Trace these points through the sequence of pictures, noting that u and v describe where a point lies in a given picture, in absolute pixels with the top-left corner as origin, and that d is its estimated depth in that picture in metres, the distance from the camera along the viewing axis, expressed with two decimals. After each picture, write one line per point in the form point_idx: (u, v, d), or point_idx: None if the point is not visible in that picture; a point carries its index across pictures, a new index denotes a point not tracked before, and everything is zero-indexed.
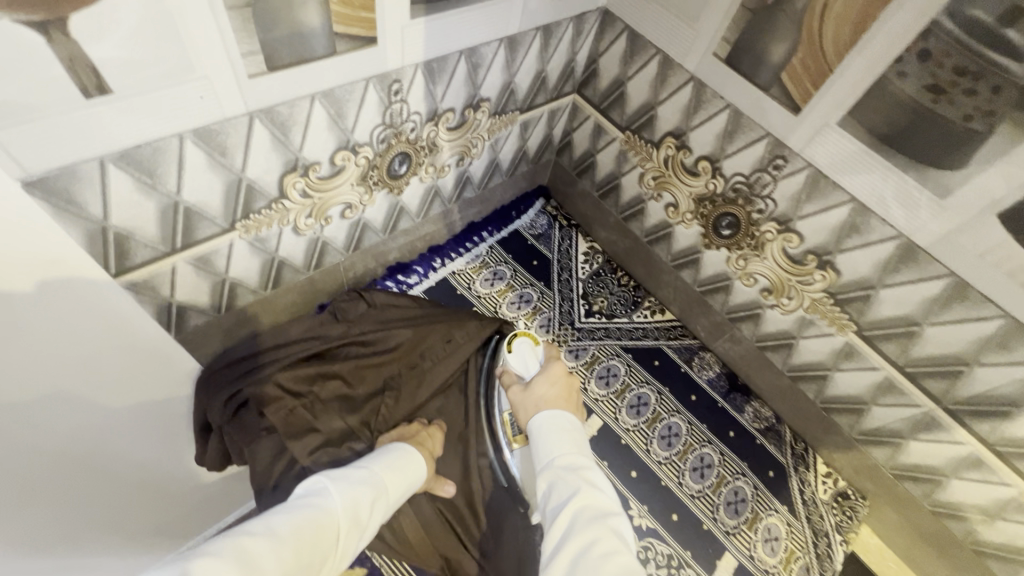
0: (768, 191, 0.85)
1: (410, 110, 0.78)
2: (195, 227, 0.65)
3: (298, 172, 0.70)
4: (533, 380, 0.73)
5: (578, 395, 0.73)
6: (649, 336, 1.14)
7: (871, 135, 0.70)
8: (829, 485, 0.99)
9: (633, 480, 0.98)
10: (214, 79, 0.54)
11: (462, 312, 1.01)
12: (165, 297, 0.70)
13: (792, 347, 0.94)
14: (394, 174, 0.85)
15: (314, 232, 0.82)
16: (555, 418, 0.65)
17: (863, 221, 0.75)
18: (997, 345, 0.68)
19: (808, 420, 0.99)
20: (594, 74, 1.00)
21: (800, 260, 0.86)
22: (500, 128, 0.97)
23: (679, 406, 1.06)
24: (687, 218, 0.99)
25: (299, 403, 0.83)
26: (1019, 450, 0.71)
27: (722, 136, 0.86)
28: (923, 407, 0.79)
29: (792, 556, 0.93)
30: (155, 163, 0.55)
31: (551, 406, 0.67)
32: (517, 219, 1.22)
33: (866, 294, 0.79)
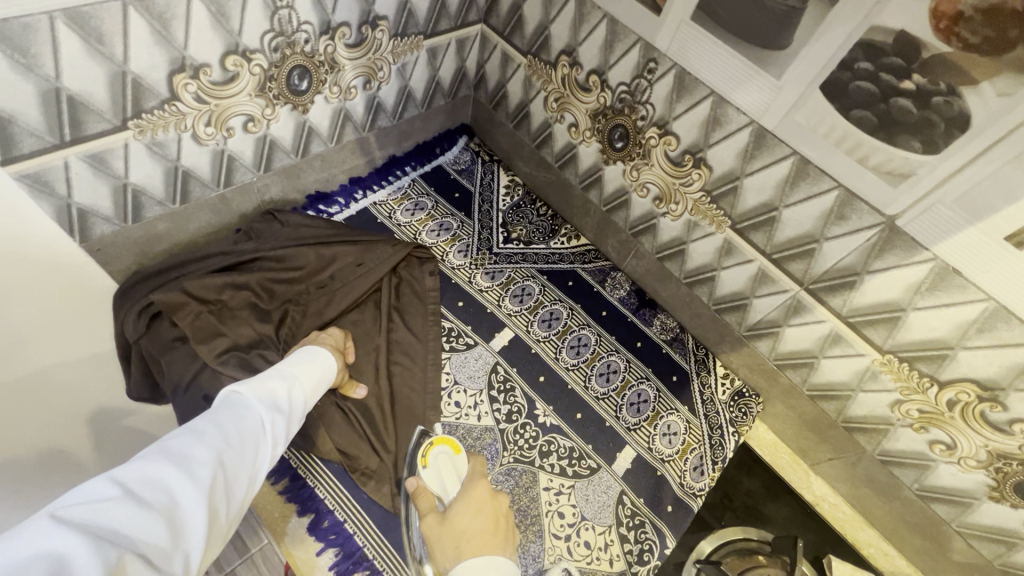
0: (646, 97, 0.88)
1: (300, 19, 0.81)
2: (84, 121, 0.70)
3: (188, 73, 0.75)
4: (453, 509, 0.65)
5: (507, 516, 0.64)
6: (565, 259, 1.19)
7: (720, 26, 0.72)
8: (728, 386, 1.07)
9: (542, 385, 1.03)
10: None
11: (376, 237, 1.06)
12: (63, 196, 0.76)
13: (684, 254, 1.00)
14: (294, 89, 0.89)
15: (217, 143, 0.87)
16: (477, 563, 0.56)
17: (722, 112, 0.79)
18: (837, 216, 0.74)
19: (706, 326, 1.07)
20: (494, 1, 1.03)
21: (679, 162, 0.90)
22: (405, 52, 1.00)
23: (590, 320, 1.12)
24: (587, 136, 1.03)
25: (206, 308, 0.89)
26: (866, 318, 0.79)
27: (604, 47, 0.89)
28: (791, 291, 0.87)
29: (688, 447, 0.99)
30: (27, 42, 0.60)
31: (474, 544, 0.59)
32: (440, 155, 1.28)
33: (733, 187, 0.84)
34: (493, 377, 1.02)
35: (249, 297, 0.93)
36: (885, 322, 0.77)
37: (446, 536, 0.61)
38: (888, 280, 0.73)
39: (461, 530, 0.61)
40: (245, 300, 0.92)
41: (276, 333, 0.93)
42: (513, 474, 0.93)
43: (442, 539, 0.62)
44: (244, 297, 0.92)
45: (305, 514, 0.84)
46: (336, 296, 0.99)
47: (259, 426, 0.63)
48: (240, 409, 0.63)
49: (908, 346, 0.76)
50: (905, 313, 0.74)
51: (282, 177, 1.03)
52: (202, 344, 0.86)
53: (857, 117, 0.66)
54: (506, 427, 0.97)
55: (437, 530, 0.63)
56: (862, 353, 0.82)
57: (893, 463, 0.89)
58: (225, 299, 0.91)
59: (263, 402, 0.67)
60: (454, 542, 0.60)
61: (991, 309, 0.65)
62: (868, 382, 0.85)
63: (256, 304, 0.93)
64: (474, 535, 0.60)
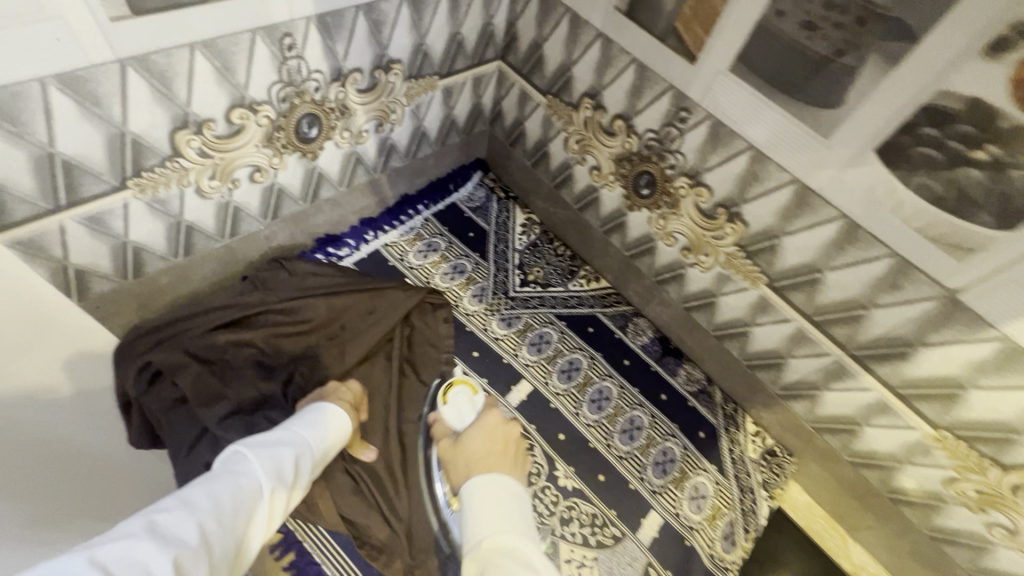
0: (676, 145, 0.82)
1: (309, 67, 0.76)
2: (80, 183, 0.66)
3: (190, 129, 0.70)
4: (465, 434, 0.68)
5: (517, 441, 0.67)
6: (584, 303, 1.14)
7: (762, 80, 0.67)
8: (759, 444, 1.01)
9: (562, 444, 0.97)
10: (74, 23, 0.53)
11: (386, 281, 1.01)
12: (59, 259, 0.71)
13: (713, 306, 0.94)
14: (303, 137, 0.84)
15: (223, 196, 0.82)
16: (486, 483, 0.57)
17: (761, 168, 0.73)
18: (890, 284, 0.68)
19: (735, 379, 1.01)
20: (513, 38, 0.98)
21: (711, 214, 0.84)
22: (419, 93, 0.96)
23: (611, 370, 1.06)
24: (610, 179, 0.98)
25: (208, 368, 0.84)
26: (918, 391, 0.73)
27: (631, 92, 0.84)
28: (833, 355, 0.80)
29: (718, 513, 0.93)
30: (17, 109, 0.55)
31: (484, 464, 0.61)
32: (454, 193, 1.23)
33: (772, 244, 0.78)
34: None
35: (254, 353, 0.88)
36: (941, 397, 0.70)
37: (459, 456, 0.65)
38: (946, 354, 0.67)
39: (474, 442, 0.65)
40: (251, 358, 0.87)
41: (281, 391, 0.86)
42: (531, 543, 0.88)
43: (456, 463, 0.64)
44: (249, 353, 0.87)
45: None
46: (346, 347, 0.93)
47: (253, 503, 0.55)
48: (237, 479, 0.56)
49: (966, 424, 0.70)
50: (965, 390, 0.68)
51: (290, 223, 0.99)
52: (202, 406, 0.80)
53: (918, 184, 0.59)
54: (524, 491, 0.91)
55: (453, 459, 0.65)
56: (913, 425, 0.76)
57: (942, 539, 0.82)
58: (229, 355, 0.86)
59: (264, 472, 0.60)
60: (466, 457, 0.64)
61: None
62: (918, 455, 0.78)
63: (261, 360, 0.88)
64: (486, 458, 0.62)
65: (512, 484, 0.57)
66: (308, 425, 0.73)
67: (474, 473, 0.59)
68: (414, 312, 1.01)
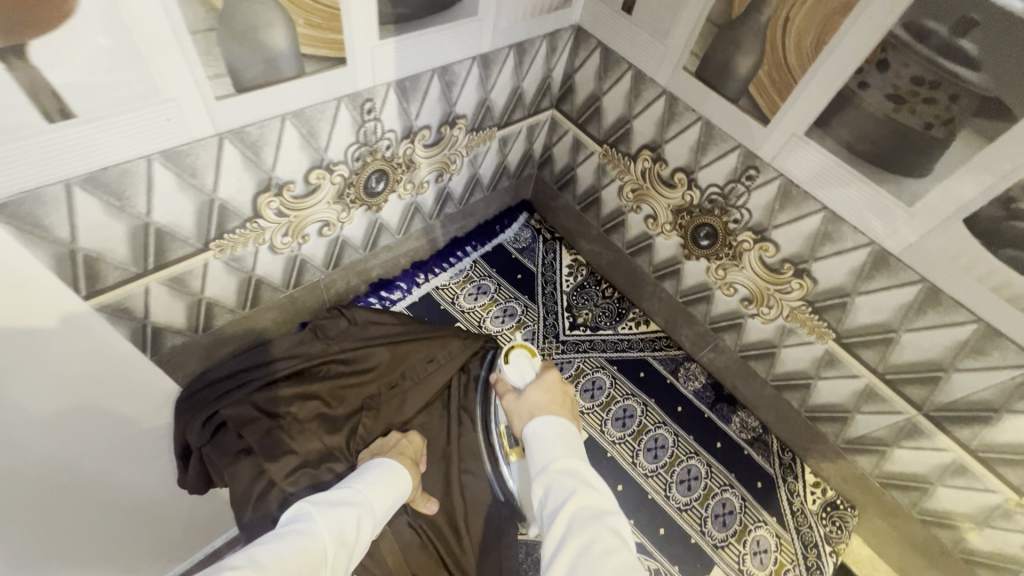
0: (742, 201, 0.82)
1: (384, 128, 0.77)
2: (168, 248, 0.67)
3: (272, 191, 0.71)
4: (527, 387, 0.69)
5: (572, 402, 0.70)
6: (634, 347, 1.14)
7: (841, 146, 0.67)
8: (818, 496, 0.99)
9: (620, 494, 0.96)
10: (182, 103, 0.54)
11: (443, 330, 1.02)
12: (140, 318, 0.72)
13: (774, 356, 0.94)
14: (370, 191, 0.85)
15: (292, 250, 0.84)
16: (548, 424, 0.62)
17: (835, 229, 0.73)
18: (973, 350, 0.67)
19: (796, 429, 0.99)
20: (570, 89, 0.99)
21: (777, 269, 0.84)
22: (478, 143, 0.97)
23: (665, 417, 1.05)
24: (667, 228, 0.98)
25: (276, 423, 0.83)
26: (1001, 456, 0.71)
27: (696, 148, 0.84)
28: (905, 414, 0.79)
29: (781, 568, 0.92)
30: (123, 186, 0.57)
31: (546, 413, 0.65)
32: (501, 234, 1.24)
33: (843, 302, 0.78)
34: None
35: (318, 404, 0.87)
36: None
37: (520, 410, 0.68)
38: None
39: (536, 399, 0.67)
40: (314, 409, 0.87)
41: (345, 443, 0.87)
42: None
43: (518, 413, 0.67)
44: (314, 405, 0.87)
45: None
46: (407, 399, 0.94)
47: (318, 561, 0.57)
48: (299, 536, 0.57)
49: None
50: None
51: (348, 270, 1.00)
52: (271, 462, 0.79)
53: (1010, 256, 0.59)
54: None
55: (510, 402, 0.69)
56: (993, 489, 0.74)
57: None
58: (296, 408, 0.85)
59: (322, 528, 0.61)
60: (525, 404, 0.67)
61: None
62: (997, 519, 0.76)
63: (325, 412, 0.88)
64: (544, 405, 0.66)
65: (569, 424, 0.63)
66: (369, 482, 0.73)
67: (539, 419, 0.63)
68: (472, 360, 1.01)
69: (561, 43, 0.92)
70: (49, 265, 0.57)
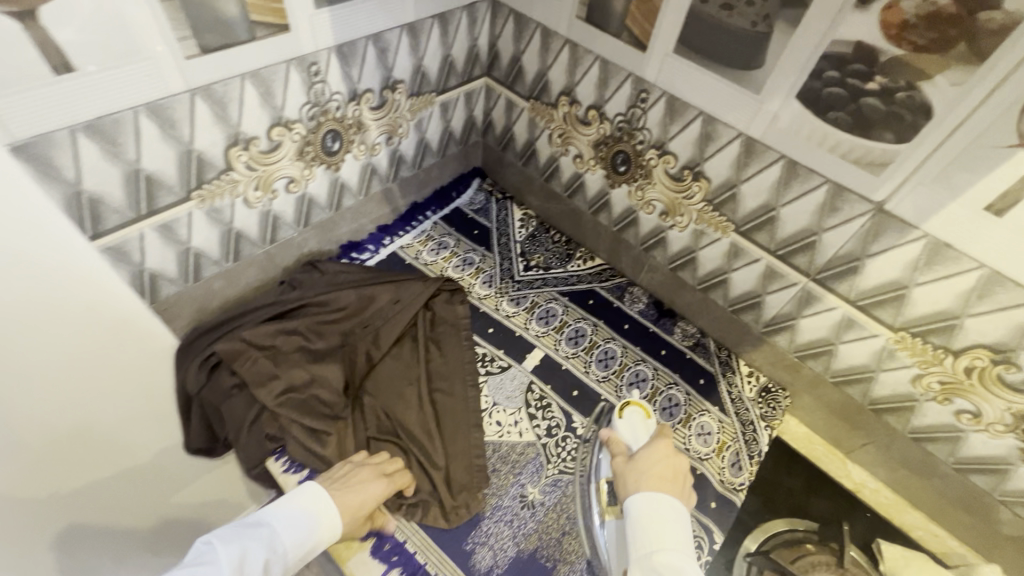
0: (642, 123, 0.97)
1: (332, 90, 0.92)
2: (156, 195, 0.81)
3: (240, 146, 0.86)
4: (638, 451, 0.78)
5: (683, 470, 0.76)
6: (583, 280, 1.27)
7: (701, 56, 0.82)
8: (754, 383, 1.11)
9: (576, 398, 1.07)
10: (157, 60, 0.69)
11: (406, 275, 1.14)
12: (137, 263, 0.85)
13: (695, 261, 1.07)
14: (328, 150, 1.00)
15: (264, 205, 0.97)
16: (652, 498, 0.71)
17: (712, 128, 0.87)
18: (831, 208, 0.81)
19: (726, 327, 1.12)
20: (496, 56, 1.15)
21: (680, 177, 0.98)
22: (421, 108, 1.12)
23: (613, 334, 1.18)
24: (592, 164, 1.12)
25: (263, 355, 0.97)
26: (874, 300, 0.84)
27: (599, 84, 0.99)
28: (799, 284, 0.92)
29: (723, 445, 1.02)
30: (115, 133, 0.71)
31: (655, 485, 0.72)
32: (457, 198, 1.38)
33: (733, 193, 0.91)
34: (529, 396, 1.06)
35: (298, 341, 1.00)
36: (893, 300, 0.82)
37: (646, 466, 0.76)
38: (888, 260, 0.79)
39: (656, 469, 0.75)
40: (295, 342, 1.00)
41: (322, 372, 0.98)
42: (559, 484, 0.95)
43: (630, 472, 0.77)
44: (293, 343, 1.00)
45: (367, 538, 0.88)
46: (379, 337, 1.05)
47: None
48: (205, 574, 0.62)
49: (917, 320, 0.81)
50: (908, 288, 0.79)
51: (319, 231, 1.13)
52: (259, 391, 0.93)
53: (834, 118, 0.73)
54: (547, 441, 1.00)
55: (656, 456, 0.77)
56: (876, 334, 0.87)
57: (923, 438, 0.92)
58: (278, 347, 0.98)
59: (220, 566, 0.63)
60: (648, 458, 0.77)
61: (987, 274, 0.70)
62: (886, 361, 0.88)
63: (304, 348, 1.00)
64: (657, 477, 0.74)
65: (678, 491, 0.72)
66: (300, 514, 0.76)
67: (645, 490, 0.72)
68: (434, 299, 1.14)
69: (480, 15, 1.08)
70: (59, 204, 0.71)
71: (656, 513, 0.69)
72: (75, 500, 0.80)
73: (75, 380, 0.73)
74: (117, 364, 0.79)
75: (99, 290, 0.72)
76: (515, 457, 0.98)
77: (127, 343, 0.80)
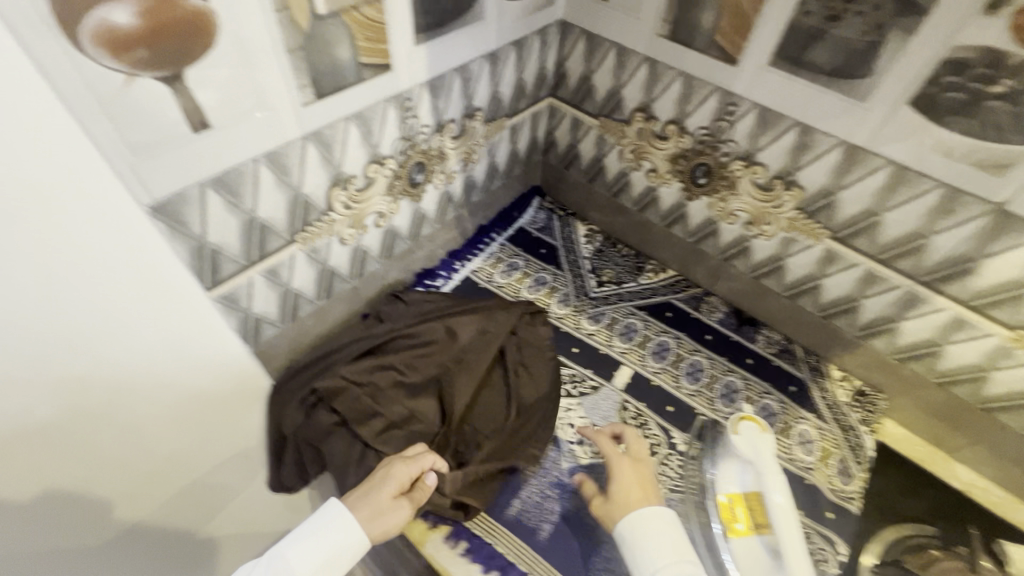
0: (728, 135, 0.97)
1: (422, 123, 0.92)
2: (267, 241, 0.80)
3: (341, 186, 0.86)
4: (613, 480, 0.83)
5: (649, 479, 0.84)
6: (657, 293, 1.26)
7: (800, 68, 0.82)
8: (848, 387, 1.10)
9: (672, 414, 1.06)
10: (280, 111, 0.69)
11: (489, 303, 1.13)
12: (244, 309, 0.85)
13: (782, 269, 1.07)
14: (414, 182, 1.00)
15: (355, 241, 0.97)
16: (643, 517, 0.76)
17: (809, 138, 0.87)
18: (944, 211, 0.80)
19: (815, 333, 1.11)
20: (563, 76, 1.16)
21: (769, 187, 0.98)
22: (494, 133, 1.12)
23: (697, 346, 1.17)
24: (668, 177, 1.12)
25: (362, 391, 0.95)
26: (989, 300, 0.84)
27: (681, 99, 0.99)
28: (902, 287, 0.92)
29: (828, 453, 1.01)
30: (238, 184, 0.71)
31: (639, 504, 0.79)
32: (519, 218, 1.39)
33: (830, 200, 0.91)
34: (625, 414, 1.05)
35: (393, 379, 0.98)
36: (1010, 300, 0.81)
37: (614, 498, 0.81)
38: (1007, 260, 0.78)
39: (625, 479, 0.83)
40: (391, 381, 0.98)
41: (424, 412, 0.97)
42: (672, 504, 0.93)
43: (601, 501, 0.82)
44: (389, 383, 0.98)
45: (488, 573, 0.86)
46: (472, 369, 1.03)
47: None
48: None
49: None
50: None
51: (399, 261, 1.13)
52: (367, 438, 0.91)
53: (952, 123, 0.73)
54: (651, 460, 0.99)
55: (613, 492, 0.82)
56: (989, 333, 0.86)
57: None
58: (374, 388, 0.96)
59: None
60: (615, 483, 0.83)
61: None
62: (1000, 360, 0.88)
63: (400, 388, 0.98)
64: (637, 488, 0.81)
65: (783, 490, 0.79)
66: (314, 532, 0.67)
67: (628, 517, 0.77)
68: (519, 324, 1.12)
69: (550, 37, 1.08)
70: (185, 259, 0.71)
71: (645, 528, 0.75)
72: (165, 540, 0.78)
73: (178, 438, 0.69)
74: (205, 418, 0.72)
75: (114, 350, 0.54)
76: None
77: (218, 398, 0.73)
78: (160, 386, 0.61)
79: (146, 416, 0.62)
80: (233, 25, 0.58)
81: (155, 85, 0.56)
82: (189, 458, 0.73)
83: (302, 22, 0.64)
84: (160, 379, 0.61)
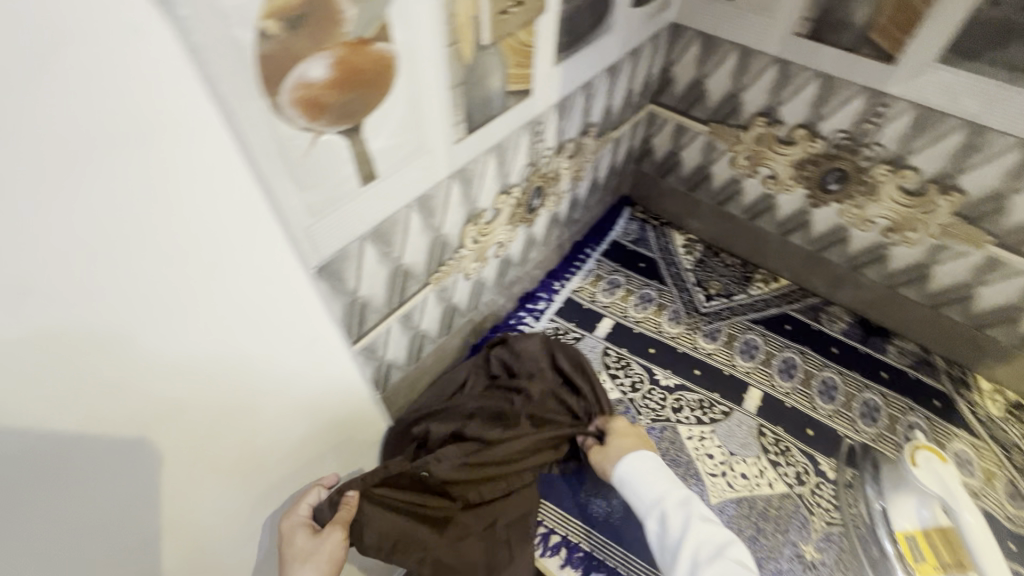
0: (874, 138, 0.89)
1: (546, 147, 0.87)
2: (407, 287, 0.76)
3: (473, 221, 0.81)
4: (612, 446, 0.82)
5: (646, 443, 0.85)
6: (771, 304, 1.19)
7: (981, 63, 0.73)
8: (1000, 401, 1.02)
9: (813, 438, 0.99)
10: (436, 152, 0.64)
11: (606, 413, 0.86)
12: (380, 358, 0.81)
13: (927, 277, 0.99)
14: (531, 208, 0.95)
15: (476, 275, 0.92)
16: (638, 458, 0.79)
17: (981, 139, 0.79)
18: None
19: (959, 343, 1.04)
20: (668, 82, 1.09)
21: (920, 192, 0.90)
22: (601, 148, 1.06)
23: (825, 361, 1.10)
24: (791, 184, 1.05)
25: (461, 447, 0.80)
26: None
27: (816, 102, 0.92)
28: None
29: (993, 475, 0.94)
30: (391, 234, 0.66)
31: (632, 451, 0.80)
32: (612, 231, 1.33)
33: (1000, 205, 0.83)
34: (764, 441, 0.99)
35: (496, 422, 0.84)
36: None
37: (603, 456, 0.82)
38: None
39: (618, 433, 0.84)
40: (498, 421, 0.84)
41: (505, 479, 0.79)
42: (833, 540, 0.88)
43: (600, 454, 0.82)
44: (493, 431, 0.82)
45: None
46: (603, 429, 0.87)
47: None
48: None
49: None
50: None
51: (507, 288, 1.09)
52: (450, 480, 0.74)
53: None
54: (801, 490, 0.93)
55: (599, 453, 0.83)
56: None
57: None
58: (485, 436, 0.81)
59: None
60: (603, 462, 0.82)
61: None
62: None
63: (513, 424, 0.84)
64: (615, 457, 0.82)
65: (986, 527, 0.72)
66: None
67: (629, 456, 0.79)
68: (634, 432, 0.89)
69: (659, 42, 1.01)
70: (340, 316, 0.66)
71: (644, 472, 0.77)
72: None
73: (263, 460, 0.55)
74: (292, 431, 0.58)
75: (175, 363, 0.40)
76: (775, 513, 0.91)
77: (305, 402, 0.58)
78: (256, 303, 0.45)
79: (238, 339, 0.45)
80: (409, 67, 0.52)
81: (338, 140, 0.51)
82: (271, 467, 0.58)
83: (466, 55, 0.58)
84: (231, 313, 0.43)
